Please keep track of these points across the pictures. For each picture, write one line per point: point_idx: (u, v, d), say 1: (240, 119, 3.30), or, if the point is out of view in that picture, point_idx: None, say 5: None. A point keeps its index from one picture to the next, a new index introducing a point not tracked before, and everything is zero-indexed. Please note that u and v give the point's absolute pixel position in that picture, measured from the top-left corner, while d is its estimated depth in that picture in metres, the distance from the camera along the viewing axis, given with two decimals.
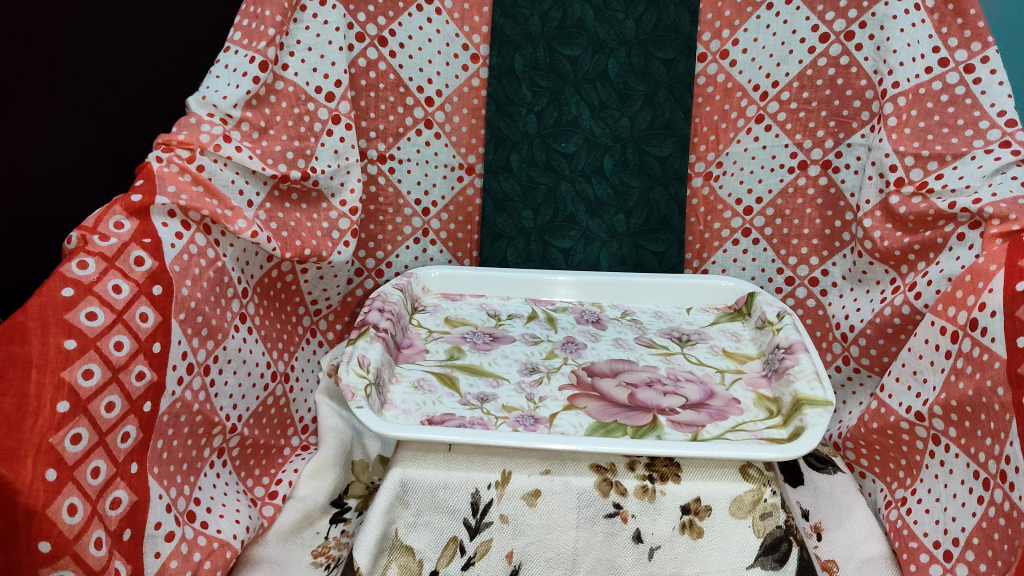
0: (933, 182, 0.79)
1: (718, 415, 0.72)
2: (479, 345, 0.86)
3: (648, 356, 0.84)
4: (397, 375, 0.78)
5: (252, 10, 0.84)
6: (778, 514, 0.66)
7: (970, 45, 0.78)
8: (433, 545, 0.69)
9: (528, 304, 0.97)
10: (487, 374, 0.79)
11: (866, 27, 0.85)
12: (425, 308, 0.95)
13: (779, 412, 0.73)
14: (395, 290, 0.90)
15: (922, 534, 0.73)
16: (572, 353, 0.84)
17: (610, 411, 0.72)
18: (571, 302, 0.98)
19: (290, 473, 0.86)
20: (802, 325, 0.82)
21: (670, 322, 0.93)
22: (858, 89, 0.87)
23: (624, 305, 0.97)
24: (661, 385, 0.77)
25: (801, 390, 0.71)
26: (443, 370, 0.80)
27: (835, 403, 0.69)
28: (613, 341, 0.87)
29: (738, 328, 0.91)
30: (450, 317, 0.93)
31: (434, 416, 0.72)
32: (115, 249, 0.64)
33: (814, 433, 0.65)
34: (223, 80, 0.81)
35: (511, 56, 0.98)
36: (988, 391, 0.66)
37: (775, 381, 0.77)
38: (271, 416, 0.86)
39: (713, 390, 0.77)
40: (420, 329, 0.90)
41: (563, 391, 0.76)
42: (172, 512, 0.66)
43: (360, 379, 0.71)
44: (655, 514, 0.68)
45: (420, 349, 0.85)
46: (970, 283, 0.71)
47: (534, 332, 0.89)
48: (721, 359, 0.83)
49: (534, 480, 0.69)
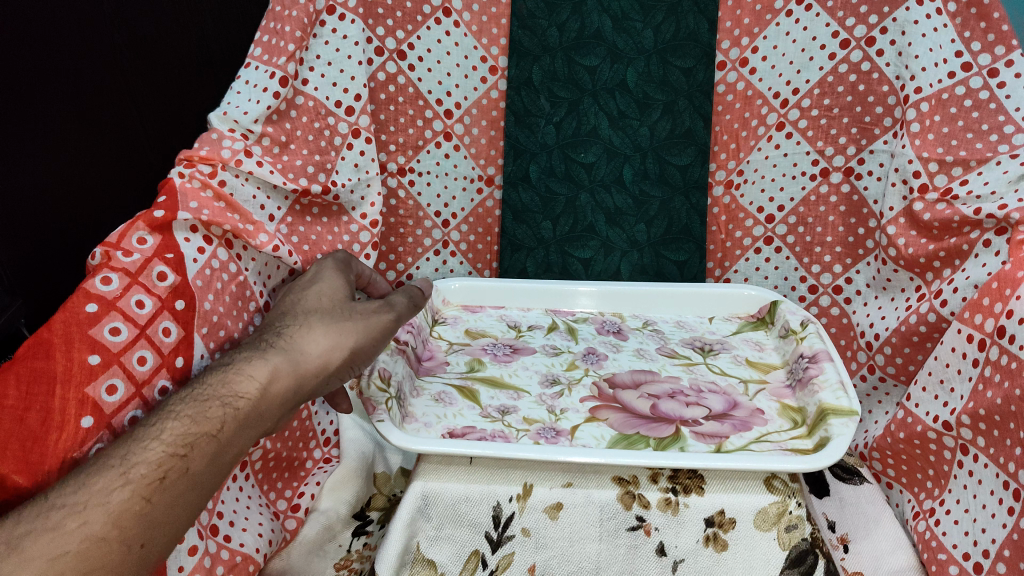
0: (958, 188, 0.77)
1: (742, 426, 0.72)
2: (499, 357, 0.86)
3: (670, 367, 0.83)
4: (418, 388, 0.78)
5: (271, 26, 0.84)
6: (804, 526, 0.66)
7: (993, 49, 0.76)
8: (456, 558, 0.70)
9: (548, 315, 0.97)
10: (507, 387, 0.79)
11: (887, 33, 0.84)
12: (446, 320, 0.95)
13: (803, 423, 0.72)
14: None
15: (951, 546, 0.72)
16: (593, 364, 0.84)
17: (632, 424, 0.72)
18: (592, 314, 0.98)
19: (313, 485, 0.84)
20: (826, 333, 0.81)
21: (691, 333, 0.92)
22: (880, 95, 0.86)
23: (645, 316, 0.97)
24: (683, 397, 0.77)
25: (826, 400, 0.70)
26: (464, 382, 0.80)
27: (860, 413, 0.68)
28: (635, 352, 0.87)
29: (761, 337, 0.90)
30: (470, 329, 0.93)
31: (455, 429, 0.72)
32: (138, 265, 0.64)
33: (840, 444, 0.64)
34: (245, 96, 0.80)
35: (529, 68, 0.99)
36: (1016, 400, 0.65)
37: (799, 391, 0.76)
38: (294, 429, 0.85)
39: (737, 401, 0.76)
40: (441, 341, 0.90)
41: (584, 403, 0.76)
42: (195, 526, 0.67)
43: (382, 393, 0.71)
44: (678, 527, 0.68)
45: (441, 362, 0.84)
46: (998, 290, 0.70)
47: (554, 343, 0.89)
48: (743, 369, 0.83)
49: (556, 493, 0.68)
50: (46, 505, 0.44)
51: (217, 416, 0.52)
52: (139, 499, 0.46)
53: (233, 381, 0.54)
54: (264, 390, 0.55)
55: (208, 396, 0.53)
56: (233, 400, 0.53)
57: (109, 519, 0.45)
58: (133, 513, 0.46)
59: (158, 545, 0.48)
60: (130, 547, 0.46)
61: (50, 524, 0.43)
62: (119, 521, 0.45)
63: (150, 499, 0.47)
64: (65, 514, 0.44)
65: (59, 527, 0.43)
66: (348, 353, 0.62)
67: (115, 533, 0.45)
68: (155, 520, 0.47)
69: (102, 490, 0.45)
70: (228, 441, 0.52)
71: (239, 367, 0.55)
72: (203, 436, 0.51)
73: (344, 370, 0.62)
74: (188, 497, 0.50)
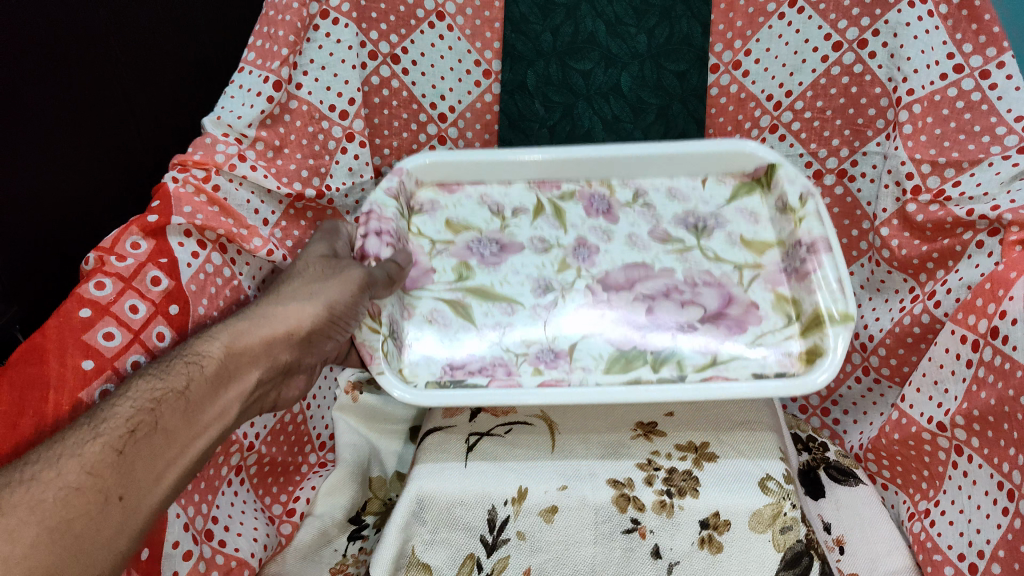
0: (950, 189, 0.78)
1: (737, 328, 0.73)
2: (486, 257, 0.80)
3: (663, 256, 0.80)
4: (408, 306, 0.77)
5: (264, 31, 0.83)
6: (799, 528, 0.66)
7: (985, 51, 0.75)
8: (450, 562, 0.69)
9: (532, 190, 0.86)
10: (500, 299, 0.77)
11: (879, 35, 0.83)
12: (423, 210, 0.85)
13: (798, 318, 0.73)
14: (389, 199, 0.79)
15: (947, 547, 0.73)
16: (585, 262, 0.80)
17: (629, 343, 0.73)
18: (578, 186, 0.86)
19: (307, 490, 0.85)
20: (827, 213, 0.74)
21: (685, 207, 0.83)
22: (872, 97, 0.86)
23: (636, 182, 0.86)
24: (679, 294, 0.76)
25: (822, 303, 0.70)
26: (455, 295, 0.78)
27: (855, 318, 0.68)
28: (627, 240, 0.81)
29: (757, 205, 0.83)
30: (451, 220, 0.84)
31: (455, 362, 0.73)
32: (132, 269, 0.64)
33: (828, 364, 0.66)
34: (238, 100, 0.81)
35: (523, 72, 0.98)
36: (1010, 400, 0.66)
37: (796, 280, 0.75)
38: (289, 433, 0.86)
39: (732, 294, 0.76)
40: (421, 239, 0.82)
41: (581, 311, 0.76)
42: (189, 531, 0.68)
43: (375, 334, 0.69)
44: (674, 529, 0.68)
45: (426, 270, 0.80)
46: (990, 291, 0.70)
47: (543, 234, 0.82)
48: (738, 251, 0.79)
49: (551, 496, 0.69)
50: (28, 458, 0.49)
51: (187, 371, 0.56)
52: (112, 451, 0.50)
53: (204, 342, 0.59)
54: (226, 351, 0.59)
55: (180, 355, 0.57)
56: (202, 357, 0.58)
57: (84, 468, 0.49)
58: (108, 463, 0.50)
59: (145, 496, 0.52)
60: (112, 497, 0.49)
61: (27, 480, 0.47)
62: (96, 469, 0.49)
63: (125, 451, 0.51)
64: (40, 468, 0.48)
65: (35, 480, 0.47)
66: (316, 313, 0.64)
67: (93, 480, 0.49)
68: (132, 469, 0.51)
69: (75, 445, 0.50)
70: (202, 391, 0.56)
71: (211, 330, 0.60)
72: (171, 393, 0.55)
73: (317, 332, 0.65)
74: (166, 450, 0.53)
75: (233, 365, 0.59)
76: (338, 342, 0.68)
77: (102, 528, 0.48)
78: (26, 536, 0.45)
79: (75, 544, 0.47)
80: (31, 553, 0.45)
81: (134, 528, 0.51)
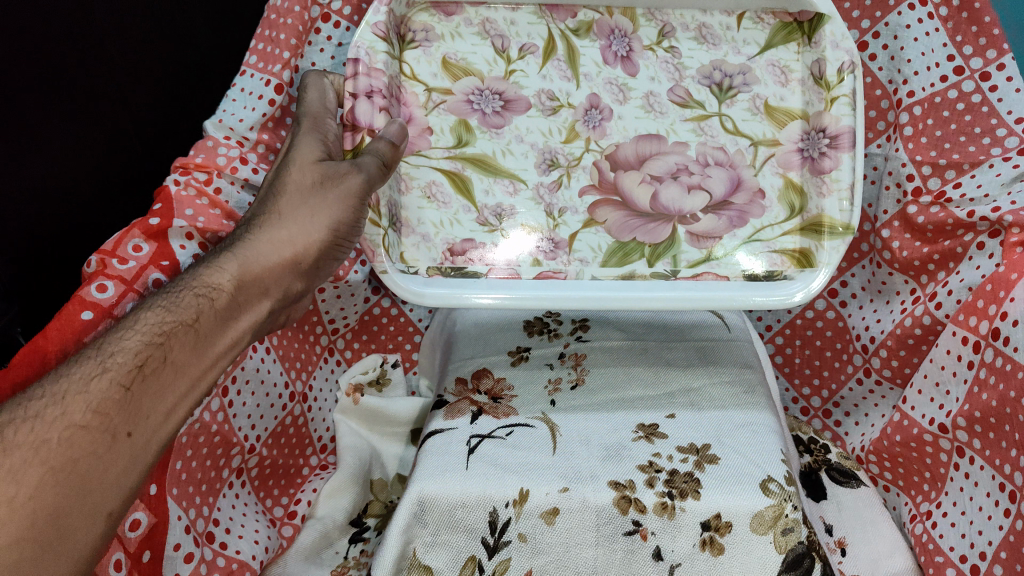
0: (951, 191, 0.78)
1: (739, 220, 0.78)
2: (489, 114, 0.77)
3: (680, 126, 0.78)
4: (404, 177, 0.77)
5: (267, 34, 0.83)
6: (800, 529, 0.67)
7: (985, 53, 0.74)
8: (451, 564, 0.69)
9: (542, 24, 0.78)
10: (501, 174, 0.77)
11: (880, 37, 0.82)
12: (416, 40, 0.77)
13: (801, 212, 0.78)
14: (378, 40, 0.72)
15: (948, 548, 0.73)
16: (595, 131, 0.78)
17: (627, 229, 0.77)
18: (598, 15, 0.78)
19: (308, 492, 0.86)
20: (861, 92, 0.74)
21: (714, 57, 0.78)
22: (873, 100, 0.85)
23: (662, 20, 0.78)
24: (687, 175, 0.77)
25: (828, 210, 0.76)
26: (454, 165, 0.77)
27: (854, 229, 0.75)
28: (644, 101, 0.78)
29: (791, 57, 0.78)
30: (448, 59, 0.77)
31: (455, 246, 0.77)
32: (134, 272, 0.64)
33: (807, 277, 0.76)
34: (239, 104, 0.81)
35: None
36: (1012, 402, 0.66)
37: (809, 171, 0.78)
38: (289, 435, 0.86)
39: (740, 178, 0.78)
40: (415, 85, 0.77)
41: (583, 197, 0.77)
42: (190, 534, 0.68)
43: (376, 229, 0.72)
44: (675, 531, 0.68)
45: (422, 127, 0.77)
46: (991, 292, 0.70)
47: (548, 87, 0.78)
48: (757, 123, 0.78)
49: (552, 498, 0.69)
50: (32, 393, 0.48)
51: (194, 305, 0.55)
52: (119, 387, 0.49)
53: (206, 273, 0.57)
54: (237, 279, 0.58)
55: (184, 287, 0.56)
56: (208, 289, 0.56)
57: (92, 406, 0.48)
58: (115, 401, 0.49)
59: (152, 432, 0.51)
60: (121, 435, 0.49)
61: (31, 417, 0.46)
62: (103, 409, 0.48)
63: (132, 388, 0.50)
64: (47, 405, 0.47)
65: (41, 416, 0.47)
66: (319, 233, 0.63)
67: (99, 419, 0.48)
68: (140, 407, 0.50)
69: (82, 381, 0.49)
70: (208, 326, 0.56)
71: (213, 261, 0.58)
72: (179, 328, 0.54)
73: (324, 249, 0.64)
74: (175, 386, 0.53)
75: (243, 292, 0.59)
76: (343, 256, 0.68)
77: (109, 466, 0.48)
78: (31, 475, 0.44)
79: (82, 483, 0.47)
80: (36, 492, 0.44)
81: (141, 464, 0.50)
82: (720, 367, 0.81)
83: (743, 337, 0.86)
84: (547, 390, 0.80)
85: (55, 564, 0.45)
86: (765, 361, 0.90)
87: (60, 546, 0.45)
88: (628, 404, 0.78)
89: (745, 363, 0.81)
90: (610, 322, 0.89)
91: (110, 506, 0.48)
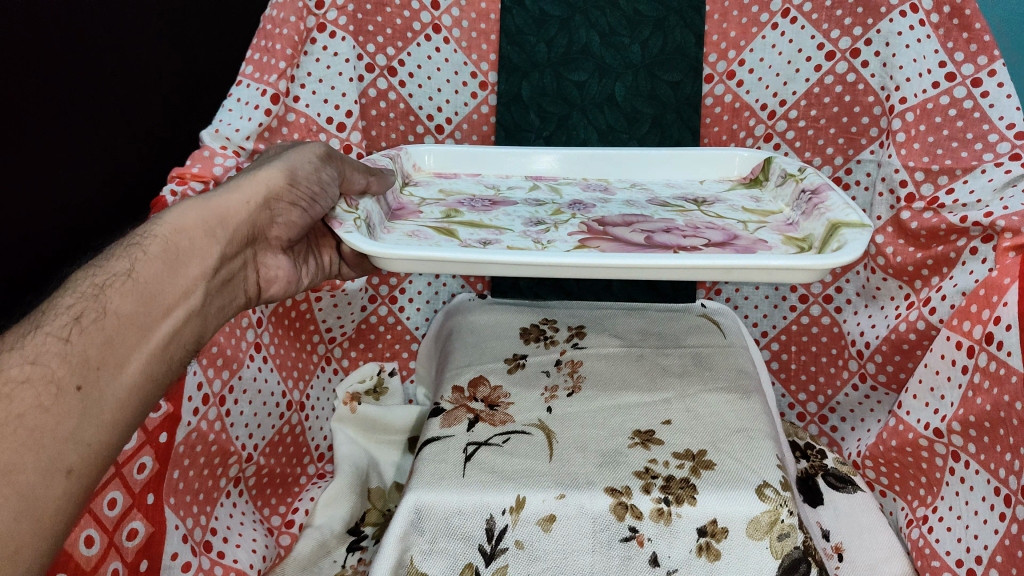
0: (944, 197, 0.77)
1: (745, 249, 0.68)
2: (477, 207, 0.80)
3: (661, 212, 0.79)
4: (389, 228, 0.72)
5: (263, 44, 0.83)
6: (796, 534, 0.67)
7: (976, 59, 0.74)
8: (448, 570, 0.67)
9: (528, 179, 0.89)
10: (487, 227, 0.74)
11: (871, 44, 0.82)
12: (417, 184, 0.87)
13: (811, 246, 0.68)
14: (386, 158, 0.82)
15: (946, 553, 0.73)
16: (580, 211, 0.79)
17: (626, 249, 0.68)
18: (576, 181, 0.90)
19: (307, 501, 0.87)
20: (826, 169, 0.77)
21: (684, 192, 0.86)
22: (865, 106, 0.85)
23: (634, 180, 0.90)
24: (679, 231, 0.73)
25: (834, 216, 0.67)
26: (440, 224, 0.74)
27: (873, 225, 0.62)
28: (624, 202, 0.82)
29: (757, 193, 0.85)
30: (445, 190, 0.86)
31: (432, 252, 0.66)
32: None
33: (856, 245, 0.59)
34: (236, 113, 0.80)
35: (519, 83, 0.95)
36: (1005, 406, 0.66)
37: (804, 223, 0.72)
38: (288, 445, 0.88)
39: (736, 233, 0.73)
40: (412, 197, 0.82)
41: (573, 236, 0.72)
42: (188, 542, 0.69)
43: (349, 215, 0.64)
44: (672, 537, 0.68)
45: (414, 211, 0.78)
46: (984, 297, 0.70)
47: (538, 198, 0.84)
48: (740, 213, 0.79)
49: (548, 505, 0.69)
50: None
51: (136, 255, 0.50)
52: (59, 337, 0.43)
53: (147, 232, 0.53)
54: (180, 232, 0.54)
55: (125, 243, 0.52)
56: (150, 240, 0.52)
57: (29, 357, 0.41)
58: (57, 350, 0.43)
59: (107, 386, 0.45)
60: (69, 386, 0.42)
61: None
62: (43, 357, 0.42)
63: (75, 337, 0.44)
64: None
65: None
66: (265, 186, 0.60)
67: (42, 368, 0.41)
68: (90, 356, 0.44)
69: (18, 339, 0.43)
70: (155, 272, 0.51)
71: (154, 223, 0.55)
72: (119, 276, 0.49)
73: (276, 196, 0.61)
74: (125, 334, 0.47)
75: (189, 244, 0.54)
76: (309, 216, 0.65)
77: (61, 420, 0.41)
78: None
79: (33, 438, 0.39)
80: None
81: (103, 419, 0.43)
82: (715, 374, 0.82)
83: (738, 342, 0.88)
84: (544, 397, 0.80)
85: (16, 525, 0.37)
86: (760, 365, 0.91)
87: (19, 505, 0.37)
88: (624, 410, 0.78)
89: (739, 369, 0.83)
90: (606, 330, 0.90)
91: (71, 463, 0.41)
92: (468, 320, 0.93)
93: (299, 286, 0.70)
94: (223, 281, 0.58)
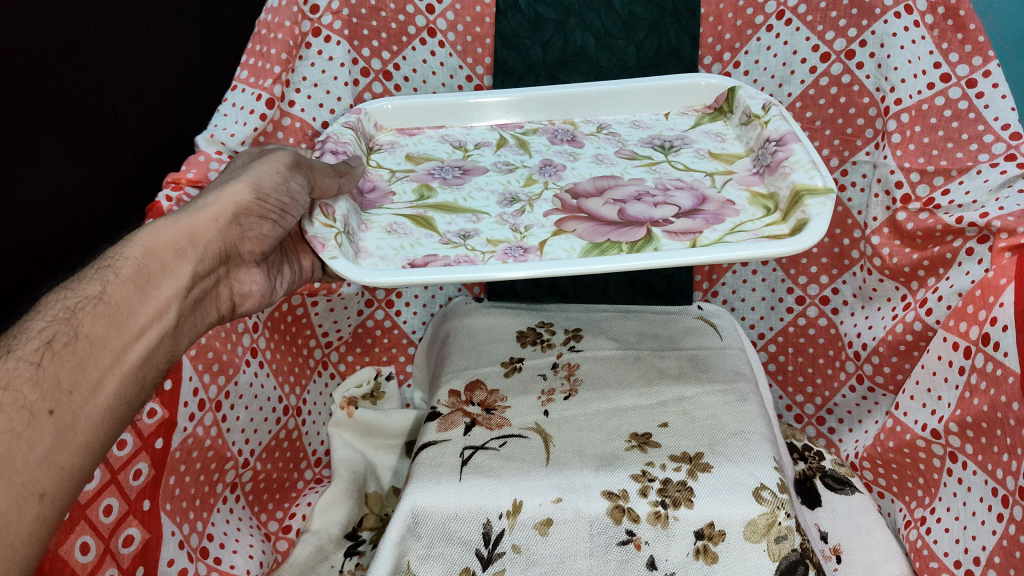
0: (939, 198, 0.77)
1: (714, 219, 0.70)
2: (449, 179, 0.80)
3: (632, 169, 0.79)
4: (366, 223, 0.73)
5: (257, 48, 0.83)
6: (793, 537, 0.67)
7: (970, 60, 0.74)
8: None
9: (494, 130, 0.89)
10: (463, 211, 0.75)
11: (865, 46, 0.81)
12: (383, 147, 0.86)
13: (777, 209, 0.70)
14: (346, 130, 0.80)
15: (943, 554, 0.73)
16: (551, 176, 0.80)
17: (601, 231, 0.69)
18: (542, 125, 0.89)
19: (304, 506, 0.88)
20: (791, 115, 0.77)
21: (651, 134, 0.86)
22: (861, 107, 0.84)
23: (600, 120, 0.89)
24: (650, 197, 0.74)
25: (799, 181, 0.67)
26: (415, 211, 0.75)
27: (836, 190, 0.65)
28: (593, 159, 0.82)
29: (721, 129, 0.85)
30: (411, 154, 0.85)
31: (416, 259, 0.68)
32: None
33: (819, 225, 0.62)
34: (231, 118, 0.81)
35: (514, 87, 0.94)
36: (1002, 407, 0.66)
37: (768, 177, 0.73)
38: (283, 450, 0.87)
39: (705, 195, 0.74)
40: (380, 170, 0.82)
41: (548, 217, 0.73)
42: (184, 548, 0.69)
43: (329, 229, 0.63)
44: (668, 540, 0.68)
45: (386, 193, 0.78)
46: (980, 298, 0.70)
47: (507, 158, 0.84)
48: (707, 162, 0.79)
49: (545, 509, 0.69)
50: None
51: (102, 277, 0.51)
52: (29, 362, 0.43)
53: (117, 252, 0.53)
54: (148, 251, 0.54)
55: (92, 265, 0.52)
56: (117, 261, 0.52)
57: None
58: (26, 376, 0.43)
59: (81, 410, 0.45)
60: (41, 411, 0.42)
61: None
62: (13, 384, 0.42)
63: (45, 362, 0.44)
64: None
65: None
66: (233, 202, 0.60)
67: (13, 395, 0.42)
68: (60, 381, 0.44)
69: None
70: (121, 293, 0.51)
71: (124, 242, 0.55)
72: (87, 299, 0.49)
73: (244, 212, 0.61)
74: (96, 358, 0.47)
75: (158, 264, 0.54)
76: (280, 227, 0.64)
77: (34, 445, 0.41)
78: None
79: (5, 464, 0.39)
80: None
81: (75, 440, 0.44)
82: (711, 376, 0.81)
83: (735, 345, 0.88)
84: (540, 401, 0.80)
85: None
86: (759, 368, 0.92)
87: None
88: (621, 413, 0.78)
89: (736, 371, 0.82)
90: (603, 332, 0.90)
91: (44, 487, 0.41)
92: (464, 322, 0.93)
93: (277, 297, 0.70)
94: (194, 298, 0.58)
